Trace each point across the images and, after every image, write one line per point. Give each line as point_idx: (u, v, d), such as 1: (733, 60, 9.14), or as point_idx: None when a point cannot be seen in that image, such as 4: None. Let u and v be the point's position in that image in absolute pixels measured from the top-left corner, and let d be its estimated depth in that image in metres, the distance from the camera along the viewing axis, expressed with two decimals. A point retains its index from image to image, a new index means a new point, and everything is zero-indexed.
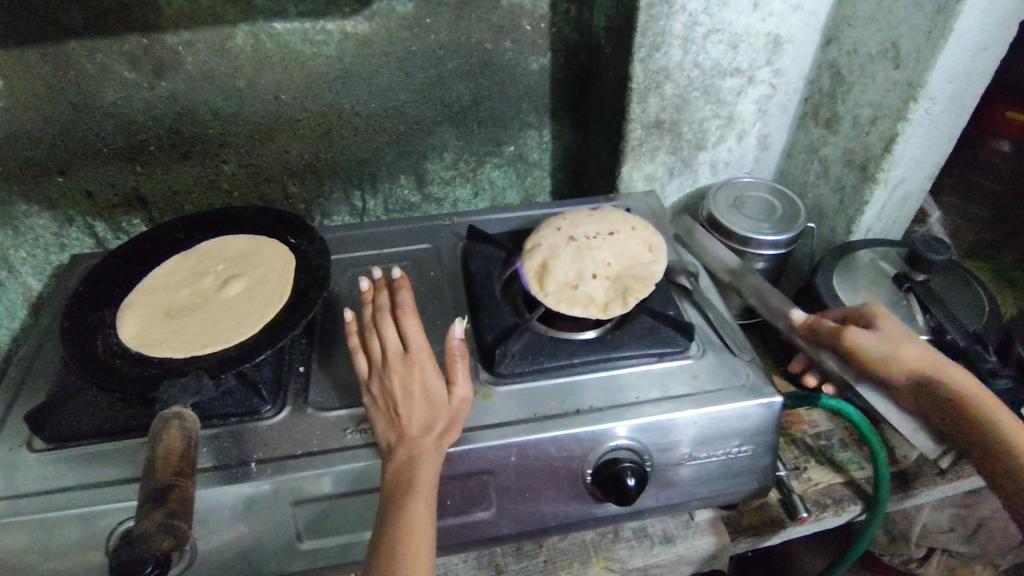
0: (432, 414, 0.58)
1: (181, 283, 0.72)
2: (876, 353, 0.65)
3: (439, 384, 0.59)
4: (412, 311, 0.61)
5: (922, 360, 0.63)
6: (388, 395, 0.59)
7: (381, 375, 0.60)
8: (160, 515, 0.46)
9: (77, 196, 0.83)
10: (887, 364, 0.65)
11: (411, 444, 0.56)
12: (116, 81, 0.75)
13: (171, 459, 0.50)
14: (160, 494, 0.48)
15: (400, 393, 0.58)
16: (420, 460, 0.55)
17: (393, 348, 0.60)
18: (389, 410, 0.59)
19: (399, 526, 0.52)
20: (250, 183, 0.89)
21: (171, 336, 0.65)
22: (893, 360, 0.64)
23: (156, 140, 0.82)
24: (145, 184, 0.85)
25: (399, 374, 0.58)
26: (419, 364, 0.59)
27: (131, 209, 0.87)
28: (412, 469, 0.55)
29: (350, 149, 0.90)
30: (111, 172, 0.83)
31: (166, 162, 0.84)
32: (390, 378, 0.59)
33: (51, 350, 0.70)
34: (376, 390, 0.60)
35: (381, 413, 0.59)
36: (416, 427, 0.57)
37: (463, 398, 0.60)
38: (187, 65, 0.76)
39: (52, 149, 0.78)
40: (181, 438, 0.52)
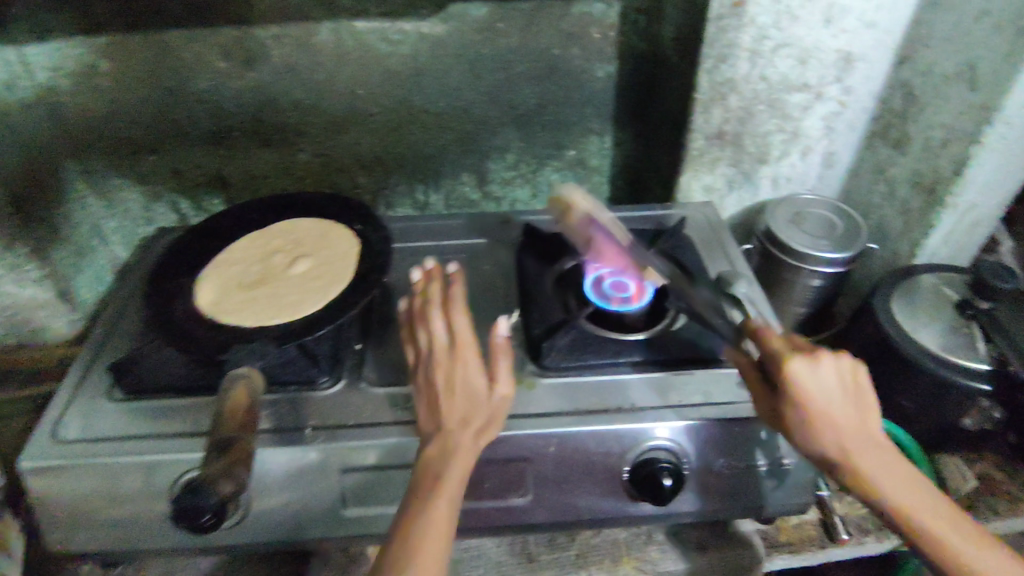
0: (471, 409, 0.58)
1: (252, 260, 0.77)
2: (814, 390, 0.53)
3: (482, 380, 0.59)
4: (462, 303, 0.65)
5: (860, 425, 0.52)
6: (428, 382, 0.61)
7: (427, 364, 0.61)
8: (224, 464, 0.51)
9: (167, 174, 0.90)
10: (818, 413, 0.52)
11: (447, 436, 0.56)
12: (210, 70, 0.82)
13: (236, 414, 0.54)
14: (226, 445, 0.52)
15: (442, 384, 0.59)
16: (454, 451, 0.56)
17: (441, 340, 0.61)
18: (428, 396, 0.60)
19: (422, 515, 0.53)
20: (322, 172, 0.94)
21: (242, 306, 0.70)
22: (828, 411, 0.52)
23: (241, 127, 0.88)
24: (227, 167, 0.91)
25: (442, 364, 0.60)
26: (462, 358, 0.60)
27: (212, 189, 0.93)
28: (445, 458, 0.55)
29: (418, 145, 0.94)
30: (198, 153, 0.89)
31: (247, 148, 0.90)
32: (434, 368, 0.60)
33: (133, 310, 0.76)
34: (423, 377, 0.61)
35: (424, 400, 0.60)
36: (455, 418, 0.58)
37: (506, 395, 0.59)
38: (274, 58, 0.82)
39: (148, 130, 0.85)
40: (247, 395, 0.56)
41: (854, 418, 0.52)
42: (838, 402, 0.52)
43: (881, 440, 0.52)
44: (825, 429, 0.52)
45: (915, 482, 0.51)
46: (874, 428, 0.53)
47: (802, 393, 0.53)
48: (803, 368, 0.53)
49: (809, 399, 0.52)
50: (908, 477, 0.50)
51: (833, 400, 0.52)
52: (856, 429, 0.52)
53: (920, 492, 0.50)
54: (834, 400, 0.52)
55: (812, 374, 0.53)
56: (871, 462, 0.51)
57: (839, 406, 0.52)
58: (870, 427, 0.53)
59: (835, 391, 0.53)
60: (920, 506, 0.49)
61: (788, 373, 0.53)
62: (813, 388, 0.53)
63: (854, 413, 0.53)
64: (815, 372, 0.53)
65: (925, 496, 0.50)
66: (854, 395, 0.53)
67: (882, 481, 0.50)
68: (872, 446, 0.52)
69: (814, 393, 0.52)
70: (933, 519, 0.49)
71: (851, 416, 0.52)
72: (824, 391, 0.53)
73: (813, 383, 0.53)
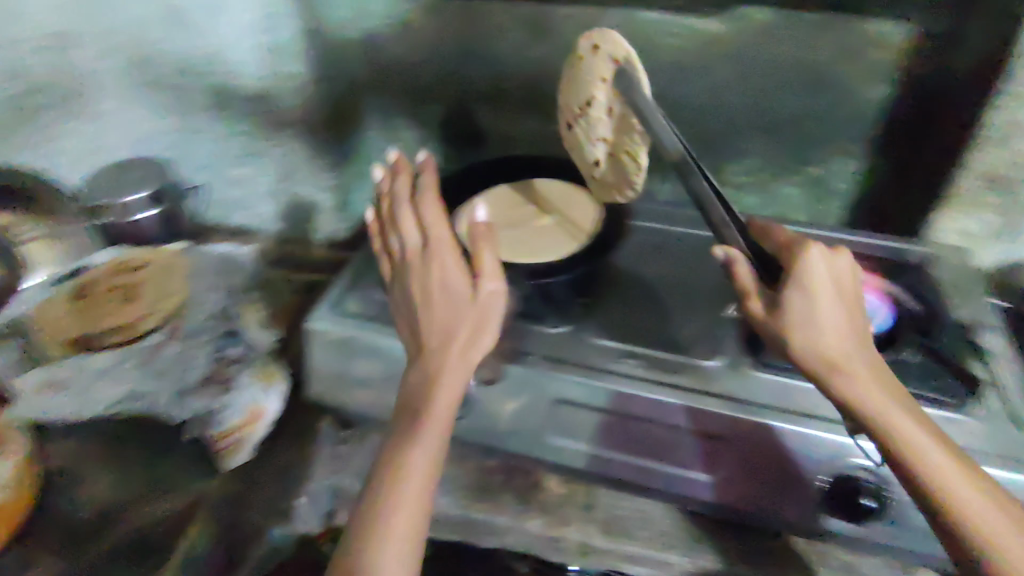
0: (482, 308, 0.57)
1: (502, 203, 0.82)
2: (813, 282, 0.54)
3: (461, 281, 0.59)
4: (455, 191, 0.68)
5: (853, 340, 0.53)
6: (411, 292, 0.61)
7: (423, 273, 0.60)
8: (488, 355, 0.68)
9: (440, 121, 1.02)
10: (818, 313, 0.53)
11: (432, 358, 0.56)
12: (508, 36, 0.92)
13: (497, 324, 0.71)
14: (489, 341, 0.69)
15: (426, 292, 0.59)
16: (441, 374, 0.55)
17: (462, 272, 0.60)
18: (412, 309, 0.60)
19: (411, 449, 0.53)
20: (570, 144, 1.01)
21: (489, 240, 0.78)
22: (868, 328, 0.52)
23: (515, 91, 0.97)
24: (490, 125, 1.01)
25: (422, 267, 0.61)
26: (441, 262, 0.60)
27: (471, 142, 1.04)
28: (440, 367, 0.55)
29: (665, 134, 0.98)
30: (471, 107, 1.00)
31: (513, 111, 0.99)
32: (420, 276, 0.60)
33: None
34: (404, 282, 0.62)
35: (410, 305, 0.60)
36: (441, 336, 0.57)
37: (495, 291, 0.58)
38: (565, 34, 0.90)
39: (440, 80, 0.98)
40: (504, 312, 0.72)
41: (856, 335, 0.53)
42: (854, 312, 0.53)
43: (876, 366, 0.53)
44: (821, 330, 0.53)
45: (918, 417, 0.51)
46: (857, 345, 0.53)
47: (811, 285, 0.53)
48: (817, 259, 0.54)
49: (823, 297, 0.53)
50: (911, 410, 0.51)
51: (849, 311, 0.53)
52: (851, 342, 0.53)
53: (904, 412, 0.50)
54: (852, 312, 0.53)
55: (822, 269, 0.54)
56: (878, 386, 0.51)
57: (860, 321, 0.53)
58: (849, 340, 0.53)
59: (822, 282, 0.54)
60: (929, 443, 0.49)
61: (800, 260, 0.54)
62: (816, 280, 0.54)
63: (867, 335, 0.53)
64: (833, 274, 0.54)
65: (931, 437, 0.50)
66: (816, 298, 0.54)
67: (890, 406, 0.51)
68: (885, 374, 0.52)
69: (811, 280, 0.54)
70: (925, 445, 0.49)
71: (841, 323, 0.53)
72: (792, 274, 0.54)
73: (822, 277, 0.54)
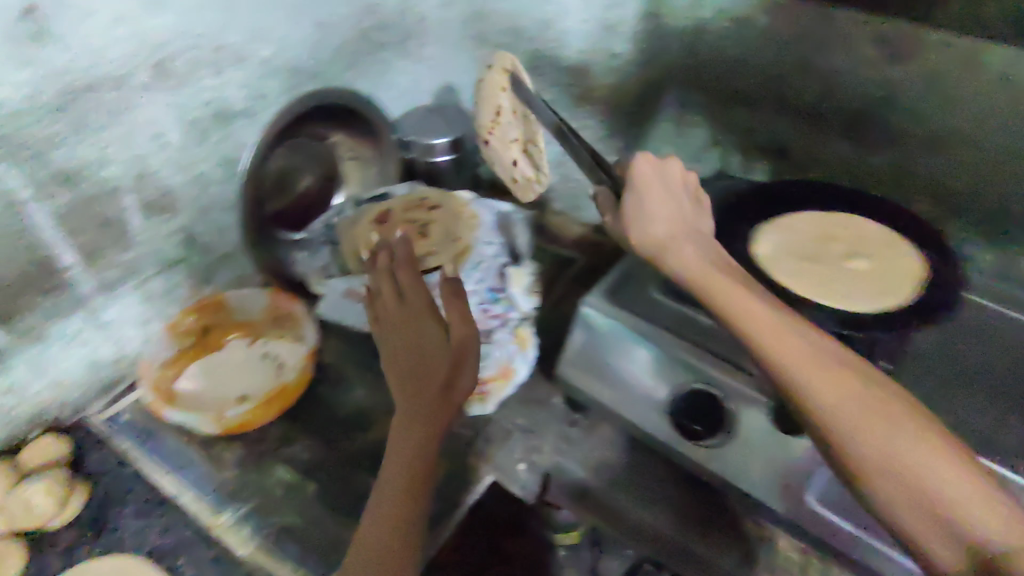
0: (422, 311, 0.70)
1: (812, 234, 0.77)
2: (685, 254, 0.59)
3: (432, 335, 0.67)
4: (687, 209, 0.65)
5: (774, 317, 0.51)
6: (401, 355, 0.66)
7: (394, 339, 0.68)
8: None
9: (742, 127, 0.96)
10: (717, 290, 0.55)
11: (413, 406, 0.62)
12: (855, 53, 0.82)
13: None
14: None
15: (404, 351, 0.66)
16: (418, 416, 0.61)
17: (422, 345, 0.66)
18: (400, 360, 0.66)
19: (393, 489, 0.59)
20: (886, 181, 0.89)
21: (796, 272, 0.71)
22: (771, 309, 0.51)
23: (841, 113, 0.88)
24: (797, 143, 0.93)
25: (394, 337, 0.68)
26: (417, 327, 0.68)
27: (767, 156, 0.97)
28: (408, 419, 0.62)
29: (1012, 199, 0.81)
30: (783, 120, 0.93)
31: (831, 134, 0.90)
32: (399, 349, 0.67)
33: None
34: (389, 348, 0.68)
35: (395, 364, 0.66)
36: (416, 389, 0.63)
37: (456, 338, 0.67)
38: (925, 61, 0.78)
39: (757, 86, 0.92)
40: None
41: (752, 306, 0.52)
42: (690, 254, 0.59)
43: (802, 327, 0.50)
44: (762, 317, 0.51)
45: (845, 364, 0.48)
46: (793, 319, 0.51)
47: (673, 252, 0.60)
48: (635, 178, 0.65)
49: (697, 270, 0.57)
50: (809, 348, 0.49)
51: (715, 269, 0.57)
52: (771, 320, 0.51)
53: (822, 363, 0.48)
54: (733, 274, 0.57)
55: (651, 200, 0.63)
56: (814, 353, 0.48)
57: (734, 287, 0.54)
58: (774, 318, 0.51)
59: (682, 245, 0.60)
60: (819, 387, 0.47)
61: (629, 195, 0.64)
62: (672, 240, 0.61)
63: (749, 308, 0.53)
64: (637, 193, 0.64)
65: (855, 391, 0.46)
66: (712, 254, 0.59)
67: (814, 381, 0.47)
68: (788, 331, 0.50)
69: (690, 256, 0.59)
70: (825, 388, 0.47)
71: (756, 299, 0.53)
72: (678, 249, 0.60)
73: (636, 206, 0.63)
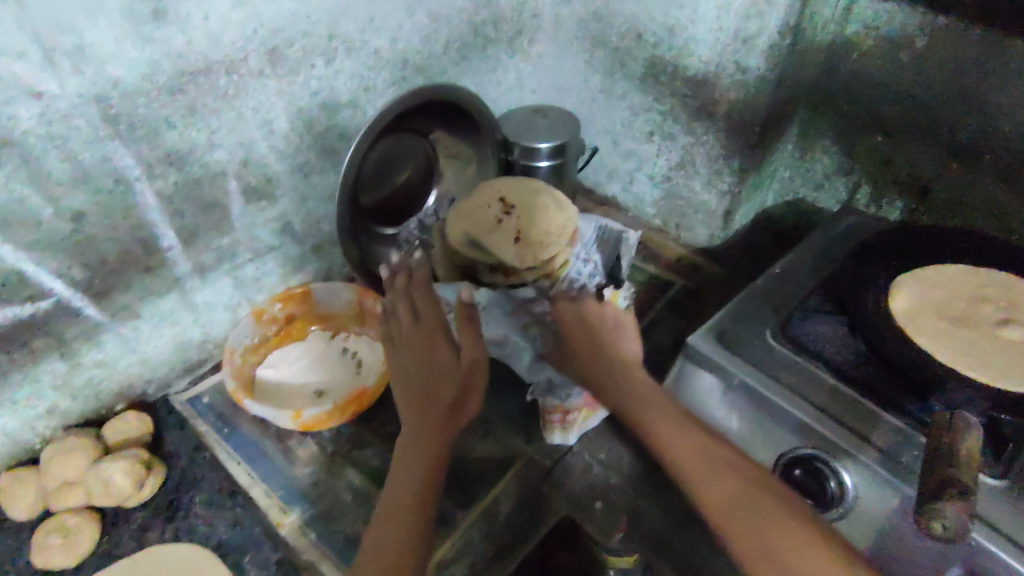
0: (435, 330, 0.66)
1: (958, 293, 0.67)
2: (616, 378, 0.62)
3: (446, 352, 0.64)
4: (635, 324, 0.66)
5: (688, 443, 0.54)
6: (411, 364, 0.64)
7: (409, 346, 0.66)
8: (928, 490, 0.46)
9: (878, 159, 0.88)
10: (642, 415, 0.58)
11: (425, 419, 0.61)
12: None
13: (970, 463, 0.46)
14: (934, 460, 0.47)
15: (415, 362, 0.64)
16: (433, 429, 0.60)
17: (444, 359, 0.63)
18: (406, 372, 0.64)
19: (397, 501, 0.57)
20: None
21: (939, 336, 0.61)
22: (679, 436, 0.55)
23: (1001, 154, 0.77)
24: (943, 181, 0.84)
25: (409, 346, 0.65)
26: (433, 340, 0.65)
27: (905, 192, 0.88)
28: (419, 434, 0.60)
29: None
30: (929, 155, 0.83)
31: (985, 176, 0.79)
32: (410, 356, 0.65)
33: (807, 251, 0.79)
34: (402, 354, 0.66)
35: (412, 368, 0.64)
36: (426, 401, 0.61)
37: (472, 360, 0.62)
38: None
39: (900, 115, 0.83)
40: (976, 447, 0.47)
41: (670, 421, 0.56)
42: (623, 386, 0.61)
43: (707, 442, 0.54)
44: (676, 451, 0.55)
45: (755, 490, 0.50)
46: (704, 445, 0.54)
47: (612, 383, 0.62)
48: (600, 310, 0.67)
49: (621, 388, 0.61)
50: (728, 485, 0.51)
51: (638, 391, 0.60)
52: (685, 447, 0.54)
53: (732, 491, 0.51)
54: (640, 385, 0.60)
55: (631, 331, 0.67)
56: (712, 480, 0.52)
57: (654, 406, 0.58)
58: (690, 445, 0.54)
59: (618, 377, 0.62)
60: (739, 513, 0.50)
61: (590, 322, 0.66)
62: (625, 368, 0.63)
63: (673, 424, 0.56)
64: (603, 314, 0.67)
65: (759, 514, 0.49)
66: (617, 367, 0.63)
67: (740, 515, 0.50)
68: (708, 463, 0.53)
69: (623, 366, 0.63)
70: (733, 516, 0.50)
71: (653, 413, 0.57)
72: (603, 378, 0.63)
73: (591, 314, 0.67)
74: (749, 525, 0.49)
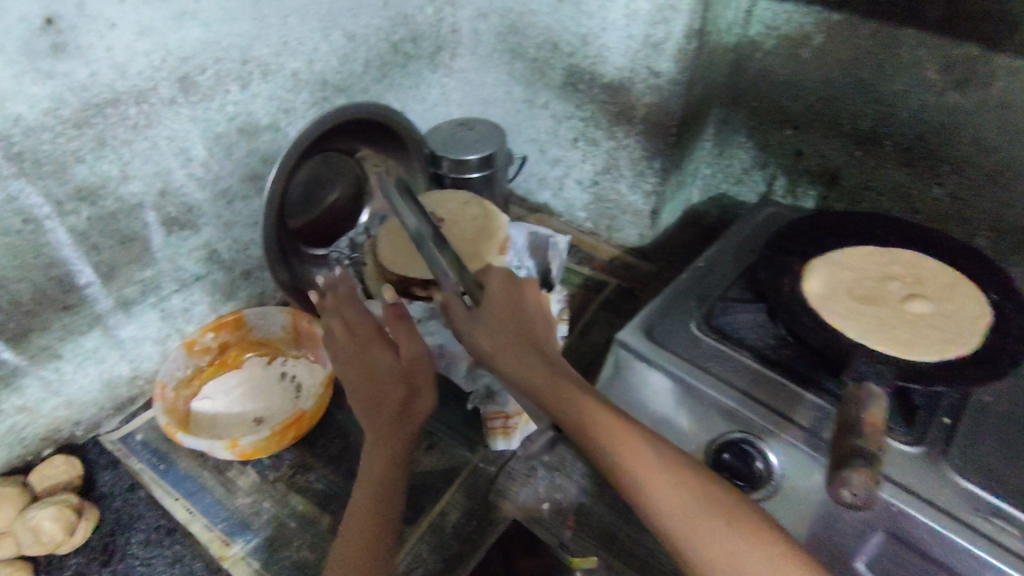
0: (370, 335, 0.58)
1: (867, 274, 0.71)
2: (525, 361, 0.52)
3: (387, 357, 0.57)
4: (529, 290, 0.57)
5: (619, 435, 0.48)
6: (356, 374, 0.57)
7: (349, 357, 0.58)
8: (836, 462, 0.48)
9: (789, 151, 0.92)
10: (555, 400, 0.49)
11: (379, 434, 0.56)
12: (915, 76, 0.76)
13: (873, 432, 0.48)
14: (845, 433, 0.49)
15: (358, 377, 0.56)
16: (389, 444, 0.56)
17: (385, 370, 0.56)
18: (353, 389, 0.57)
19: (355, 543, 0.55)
20: (947, 213, 0.83)
21: (850, 315, 0.65)
22: (611, 428, 0.48)
23: (899, 139, 0.82)
24: (850, 169, 0.88)
25: (348, 356, 0.58)
26: (373, 349, 0.57)
27: (817, 180, 0.92)
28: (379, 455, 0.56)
29: None
30: (835, 144, 0.88)
31: (888, 161, 0.84)
32: (353, 370, 0.57)
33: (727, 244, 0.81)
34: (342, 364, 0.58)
35: (357, 383, 0.57)
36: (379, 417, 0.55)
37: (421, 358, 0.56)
38: (992, 89, 0.71)
39: (805, 108, 0.88)
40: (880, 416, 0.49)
41: (595, 408, 0.49)
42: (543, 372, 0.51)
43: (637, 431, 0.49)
44: (608, 446, 0.48)
45: (694, 488, 0.47)
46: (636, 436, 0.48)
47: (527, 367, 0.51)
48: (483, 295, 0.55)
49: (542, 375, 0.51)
50: (669, 484, 0.47)
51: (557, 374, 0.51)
52: (617, 440, 0.48)
53: (673, 490, 0.47)
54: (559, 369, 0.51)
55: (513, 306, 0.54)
56: (652, 479, 0.47)
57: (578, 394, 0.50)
58: (620, 437, 0.48)
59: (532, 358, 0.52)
60: (683, 516, 0.46)
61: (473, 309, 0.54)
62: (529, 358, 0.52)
63: (600, 411, 0.49)
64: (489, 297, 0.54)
65: (703, 516, 0.46)
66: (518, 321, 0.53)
67: (680, 522, 0.46)
68: (642, 460, 0.47)
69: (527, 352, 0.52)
70: (679, 519, 0.46)
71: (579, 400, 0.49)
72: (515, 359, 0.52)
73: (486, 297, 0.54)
74: (694, 524, 0.46)
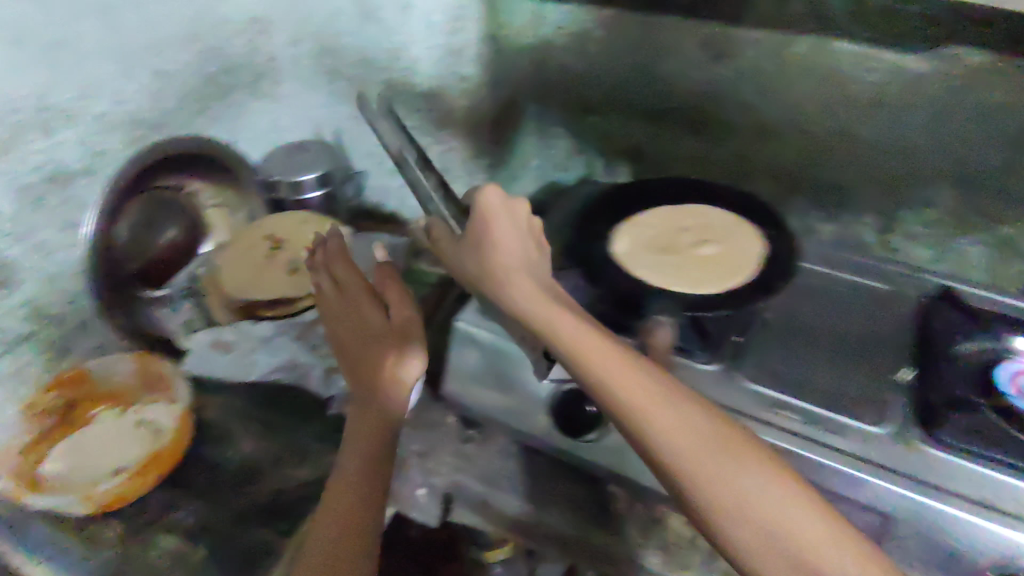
0: (360, 294, 0.72)
1: (665, 228, 0.80)
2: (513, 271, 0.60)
3: (376, 313, 0.69)
4: (511, 211, 0.63)
5: (621, 367, 0.53)
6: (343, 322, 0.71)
7: (343, 316, 0.71)
8: None
9: (598, 134, 1.02)
10: (558, 338, 0.56)
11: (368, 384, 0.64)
12: (682, 56, 0.88)
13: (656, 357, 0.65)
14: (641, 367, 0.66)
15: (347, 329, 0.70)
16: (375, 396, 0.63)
17: (375, 324, 0.68)
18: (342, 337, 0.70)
19: (343, 506, 0.57)
20: (732, 170, 0.95)
21: (652, 266, 0.74)
22: (614, 357, 0.54)
23: (683, 111, 0.94)
24: (650, 143, 0.99)
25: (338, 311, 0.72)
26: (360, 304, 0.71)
27: (625, 158, 1.03)
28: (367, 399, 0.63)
29: (832, 175, 0.88)
30: (634, 123, 0.98)
31: (678, 132, 0.96)
32: (342, 321, 0.71)
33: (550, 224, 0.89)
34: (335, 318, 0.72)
35: (344, 332, 0.70)
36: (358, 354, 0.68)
37: (401, 317, 0.67)
38: (742, 59, 0.85)
39: (604, 95, 0.98)
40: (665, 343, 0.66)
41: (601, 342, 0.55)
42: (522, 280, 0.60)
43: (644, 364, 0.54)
44: (612, 374, 0.53)
45: (695, 420, 0.51)
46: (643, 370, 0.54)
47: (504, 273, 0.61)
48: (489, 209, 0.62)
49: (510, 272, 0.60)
50: (667, 413, 0.51)
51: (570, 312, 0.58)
52: (615, 367, 0.53)
53: (672, 416, 0.51)
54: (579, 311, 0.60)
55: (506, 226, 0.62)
56: (651, 409, 0.51)
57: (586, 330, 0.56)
58: (625, 369, 0.53)
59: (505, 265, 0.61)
60: (681, 448, 0.50)
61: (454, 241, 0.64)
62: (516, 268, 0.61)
63: (605, 347, 0.55)
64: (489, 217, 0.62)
65: (707, 448, 0.49)
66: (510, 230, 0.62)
67: (679, 452, 0.49)
68: (647, 392, 0.52)
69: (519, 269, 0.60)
70: (681, 445, 0.50)
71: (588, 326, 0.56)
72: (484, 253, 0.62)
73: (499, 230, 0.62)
74: (693, 446, 0.49)
